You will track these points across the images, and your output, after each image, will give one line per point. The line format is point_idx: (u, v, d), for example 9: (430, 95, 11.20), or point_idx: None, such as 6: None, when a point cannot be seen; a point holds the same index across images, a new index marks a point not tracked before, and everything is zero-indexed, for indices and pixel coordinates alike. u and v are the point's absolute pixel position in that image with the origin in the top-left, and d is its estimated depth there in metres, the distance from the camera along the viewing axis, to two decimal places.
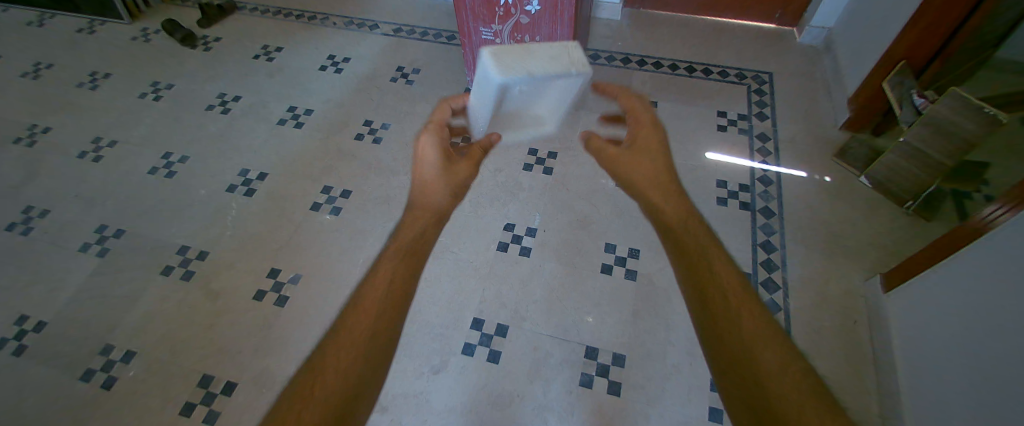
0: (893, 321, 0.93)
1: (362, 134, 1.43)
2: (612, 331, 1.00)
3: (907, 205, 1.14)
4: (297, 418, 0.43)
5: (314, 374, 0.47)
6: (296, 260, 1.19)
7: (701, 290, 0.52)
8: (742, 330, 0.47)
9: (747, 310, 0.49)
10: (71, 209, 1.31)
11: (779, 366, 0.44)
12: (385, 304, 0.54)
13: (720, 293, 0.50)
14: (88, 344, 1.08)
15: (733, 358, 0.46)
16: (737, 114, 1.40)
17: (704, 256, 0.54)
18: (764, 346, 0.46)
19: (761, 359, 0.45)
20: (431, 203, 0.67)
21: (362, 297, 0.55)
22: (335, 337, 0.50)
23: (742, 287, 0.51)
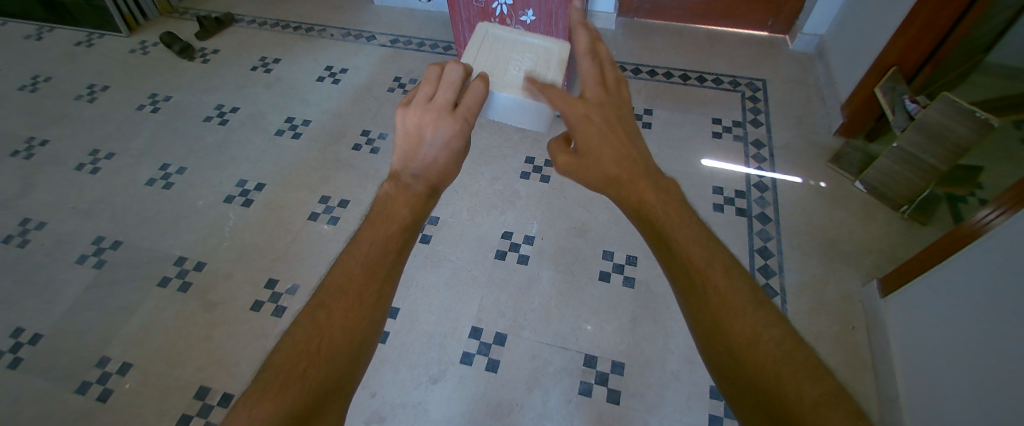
0: (891, 325, 0.93)
1: (360, 144, 1.44)
2: (611, 338, 1.00)
3: (902, 209, 1.16)
4: (301, 376, 0.39)
5: (315, 330, 0.42)
6: (294, 270, 1.19)
7: (665, 259, 0.46)
8: (710, 298, 0.42)
9: (717, 279, 0.43)
10: (68, 221, 1.31)
11: (753, 333, 0.39)
12: (385, 254, 0.48)
13: (684, 271, 0.44)
14: (83, 356, 1.07)
15: (707, 330, 0.41)
16: (732, 121, 1.41)
17: (666, 221, 0.47)
18: (738, 309, 0.41)
19: (732, 327, 0.40)
20: (424, 165, 0.54)
21: (358, 245, 0.48)
22: (333, 286, 0.45)
23: (707, 252, 0.45)
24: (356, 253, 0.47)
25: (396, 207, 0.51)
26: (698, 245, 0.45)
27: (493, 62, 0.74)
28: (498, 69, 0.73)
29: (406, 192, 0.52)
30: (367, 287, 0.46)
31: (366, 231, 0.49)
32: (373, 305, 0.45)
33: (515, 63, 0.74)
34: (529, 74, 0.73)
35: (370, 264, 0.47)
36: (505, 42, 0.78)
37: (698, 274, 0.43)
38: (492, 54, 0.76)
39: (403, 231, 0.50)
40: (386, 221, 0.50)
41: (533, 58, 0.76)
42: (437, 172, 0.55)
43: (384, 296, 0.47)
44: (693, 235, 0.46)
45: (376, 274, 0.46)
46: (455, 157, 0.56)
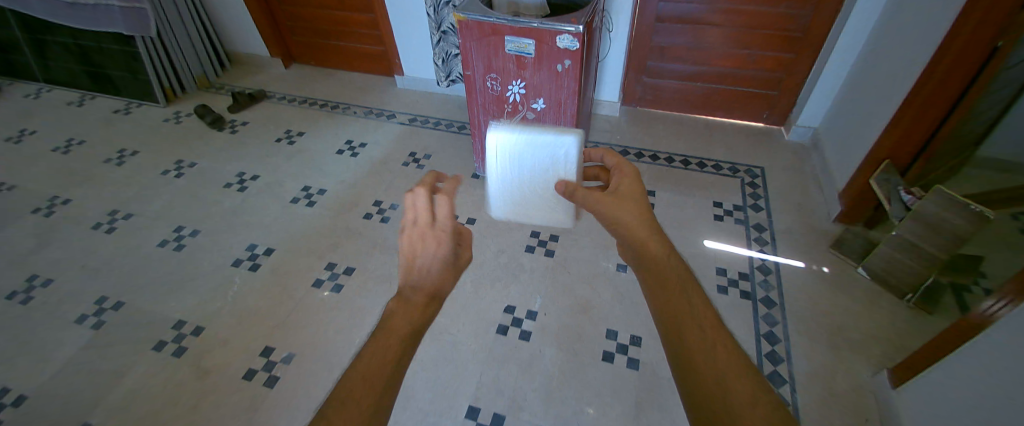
0: (908, 422, 0.88)
1: (371, 213, 1.49)
2: (613, 424, 0.95)
3: (907, 298, 1.14)
4: None
5: None
6: (292, 339, 1.17)
7: (677, 318, 0.53)
8: (719, 359, 0.49)
9: (722, 345, 0.50)
10: (75, 279, 1.33)
11: (750, 400, 0.46)
12: (388, 364, 0.51)
13: (696, 328, 0.52)
14: (61, 422, 1.03)
15: (708, 390, 0.47)
16: (732, 205, 1.46)
17: (682, 288, 0.56)
18: (739, 376, 0.48)
19: (734, 389, 0.47)
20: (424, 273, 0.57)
21: (363, 356, 0.51)
22: (339, 398, 0.47)
23: (715, 322, 0.53)
24: (358, 380, 0.49)
25: (399, 322, 0.53)
26: (721, 347, 0.50)
27: (511, 192, 0.82)
28: (517, 200, 0.82)
29: (410, 306, 0.55)
30: (367, 400, 0.48)
31: (371, 344, 0.52)
32: (369, 421, 0.47)
33: (532, 189, 0.80)
34: (546, 203, 0.82)
35: (371, 377, 0.49)
36: (516, 159, 0.78)
37: (708, 339, 0.51)
38: (507, 179, 0.80)
39: (405, 345, 0.53)
40: (388, 338, 0.52)
41: (547, 174, 0.78)
42: (433, 283, 0.57)
43: (382, 411, 0.48)
44: (703, 306, 0.54)
45: (376, 382, 0.49)
46: (450, 271, 0.58)
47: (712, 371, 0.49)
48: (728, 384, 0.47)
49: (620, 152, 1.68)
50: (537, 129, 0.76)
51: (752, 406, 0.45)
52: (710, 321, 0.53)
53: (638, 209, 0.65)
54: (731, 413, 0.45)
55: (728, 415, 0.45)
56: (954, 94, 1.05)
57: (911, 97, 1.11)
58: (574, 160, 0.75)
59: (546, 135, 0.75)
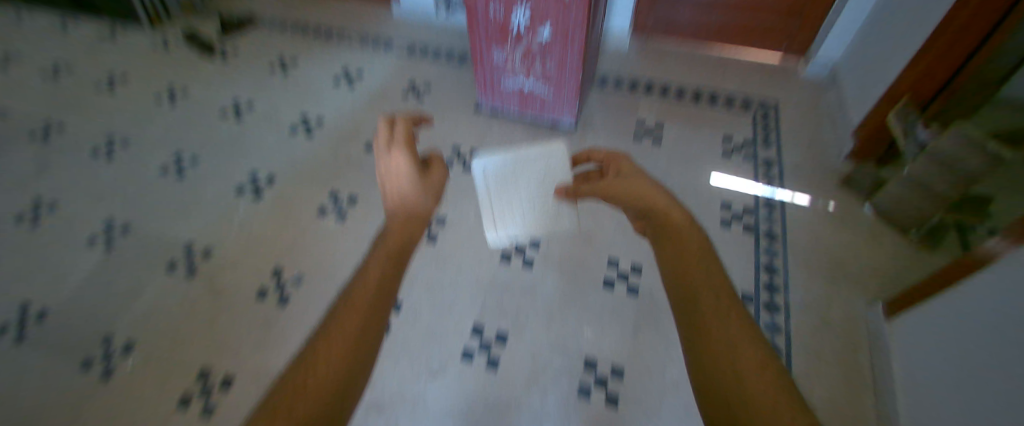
0: (894, 347, 0.92)
1: (372, 143, 1.46)
2: (612, 345, 1.00)
3: (910, 235, 1.15)
4: (291, 403, 0.45)
5: (308, 364, 0.50)
6: (301, 261, 1.20)
7: (692, 284, 0.57)
8: (730, 322, 0.52)
9: (734, 310, 0.53)
10: (81, 202, 1.34)
11: (758, 360, 0.48)
12: (372, 299, 0.59)
13: (710, 295, 0.55)
14: (85, 335, 1.08)
15: (716, 349, 0.50)
16: (742, 140, 1.42)
17: (699, 257, 0.60)
18: (749, 339, 0.50)
19: (743, 350, 0.49)
20: (408, 207, 0.75)
21: (351, 293, 0.60)
22: (326, 332, 0.54)
23: (729, 292, 0.56)
24: (344, 311, 0.57)
25: (379, 260, 0.66)
26: (733, 312, 0.53)
27: (514, 206, 1.10)
28: (522, 213, 1.09)
29: (392, 237, 0.71)
30: (354, 331, 0.55)
31: (362, 275, 0.63)
32: (358, 344, 0.54)
33: (530, 200, 1.08)
34: (547, 212, 1.08)
35: (360, 316, 0.56)
36: (515, 178, 1.11)
37: (720, 304, 0.54)
38: (509, 192, 1.09)
39: (386, 278, 0.64)
40: (370, 274, 0.63)
41: (543, 182, 1.07)
42: (409, 211, 0.75)
43: (368, 330, 0.56)
44: (718, 277, 0.58)
45: (361, 307, 0.58)
46: (422, 198, 0.77)
47: (721, 335, 0.51)
48: (737, 344, 0.50)
49: (629, 84, 1.60)
50: (526, 152, 1.12)
51: (759, 368, 0.47)
52: (724, 289, 0.56)
53: (659, 191, 0.71)
54: (739, 372, 0.47)
55: (735, 373, 0.47)
56: (983, 28, 0.98)
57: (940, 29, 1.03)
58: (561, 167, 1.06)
59: (535, 154, 1.10)
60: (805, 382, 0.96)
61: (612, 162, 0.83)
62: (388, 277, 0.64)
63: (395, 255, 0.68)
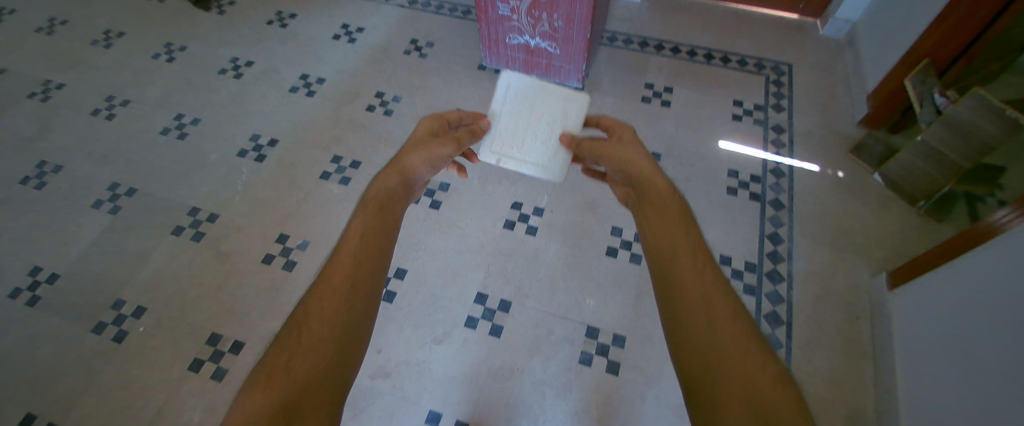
0: (895, 318, 0.93)
1: (373, 106, 1.42)
2: (614, 312, 1.01)
3: (919, 205, 1.13)
4: (286, 364, 0.47)
5: (299, 323, 0.51)
6: (305, 228, 1.20)
7: (668, 246, 0.59)
8: (704, 280, 0.54)
9: (708, 268, 0.55)
10: (85, 165, 1.33)
11: (730, 314, 0.51)
12: (360, 254, 0.60)
13: (687, 254, 0.57)
14: (100, 297, 1.11)
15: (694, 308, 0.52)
16: (754, 105, 1.37)
17: (675, 219, 0.61)
18: (720, 293, 0.53)
19: (715, 304, 0.51)
20: (406, 165, 0.72)
21: (339, 251, 0.60)
22: (315, 290, 0.55)
23: (704, 251, 0.58)
24: (333, 266, 0.58)
25: (363, 210, 0.65)
26: (707, 269, 0.55)
27: (514, 132, 0.88)
28: (520, 142, 0.88)
29: (379, 187, 0.69)
30: (346, 290, 0.56)
31: (349, 232, 0.62)
32: (350, 303, 0.55)
33: (534, 134, 0.87)
34: (542, 151, 0.87)
35: (350, 275, 0.57)
36: (527, 106, 0.88)
37: (694, 263, 0.56)
38: (517, 119, 0.88)
39: (373, 228, 0.63)
40: (354, 226, 0.63)
41: (552, 125, 0.87)
42: (400, 159, 0.72)
43: (357, 286, 0.57)
44: (692, 238, 0.59)
45: (347, 265, 0.58)
46: (417, 148, 0.74)
47: (696, 292, 0.53)
48: (710, 300, 0.52)
49: (639, 43, 1.54)
50: (550, 85, 0.88)
51: (728, 320, 0.50)
52: (700, 249, 0.58)
53: (637, 151, 0.71)
54: (710, 325, 0.50)
55: (709, 328, 0.50)
56: None
57: None
58: (578, 117, 0.86)
59: (556, 92, 0.88)
60: (805, 352, 0.98)
61: (612, 128, 0.77)
62: (376, 228, 0.63)
63: (381, 203, 0.66)
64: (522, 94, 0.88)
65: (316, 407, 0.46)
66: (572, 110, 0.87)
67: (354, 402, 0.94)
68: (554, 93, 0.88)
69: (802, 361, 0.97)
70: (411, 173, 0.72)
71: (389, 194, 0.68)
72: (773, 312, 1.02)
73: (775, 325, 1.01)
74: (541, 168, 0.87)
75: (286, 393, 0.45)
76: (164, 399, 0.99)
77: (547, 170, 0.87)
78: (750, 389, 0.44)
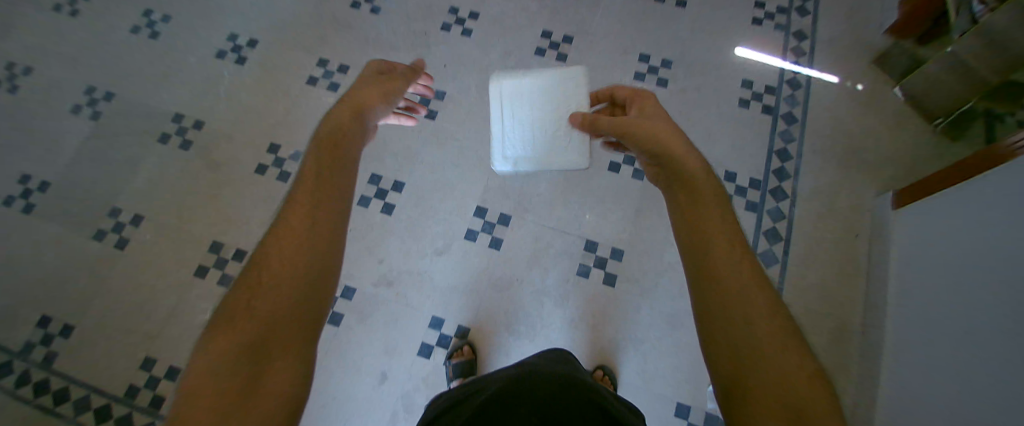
0: (896, 237, 0.94)
1: (358, 3, 1.26)
2: (613, 227, 1.02)
3: (936, 123, 1.08)
4: (247, 305, 0.47)
5: (261, 265, 0.50)
6: (296, 137, 1.15)
7: (699, 234, 0.54)
8: (742, 272, 0.50)
9: (744, 260, 0.51)
10: (55, 67, 1.23)
11: (768, 309, 0.48)
12: (320, 196, 0.56)
13: (722, 242, 0.53)
14: (96, 206, 1.09)
15: (727, 301, 0.49)
16: (778, 7, 1.23)
17: (705, 203, 0.56)
18: (759, 288, 0.49)
19: (752, 297, 0.48)
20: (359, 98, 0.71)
21: (295, 193, 0.57)
22: (274, 231, 0.53)
23: (740, 241, 0.53)
24: (291, 207, 0.55)
25: (315, 149, 0.62)
26: (744, 261, 0.51)
27: (526, 136, 0.87)
28: (534, 143, 0.87)
29: (330, 127, 0.65)
30: (303, 234, 0.52)
31: (307, 171, 0.59)
32: (312, 243, 0.52)
33: (544, 128, 0.86)
34: (560, 143, 0.86)
35: (309, 216, 0.54)
36: (528, 102, 0.87)
37: (730, 254, 0.52)
38: (524, 122, 0.87)
39: (326, 168, 0.60)
40: (307, 167, 0.59)
41: (557, 110, 0.85)
42: (353, 97, 0.70)
43: (319, 225, 0.54)
44: (728, 229, 0.54)
45: (303, 203, 0.55)
46: (364, 89, 0.72)
47: (734, 283, 0.49)
48: (747, 292, 0.49)
49: None
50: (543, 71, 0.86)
51: (763, 322, 0.47)
52: (736, 238, 0.53)
53: (664, 128, 0.65)
54: (747, 324, 0.47)
55: (743, 321, 0.47)
56: None
57: None
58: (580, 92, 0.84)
59: (552, 75, 0.86)
60: (798, 266, 1.01)
61: (632, 99, 0.74)
62: (332, 167, 0.60)
63: (334, 141, 0.63)
64: (519, 90, 0.87)
65: (281, 350, 0.46)
66: (570, 89, 0.85)
67: (360, 307, 0.98)
68: (551, 79, 0.86)
69: (795, 276, 1.00)
70: (365, 111, 0.70)
71: (341, 131, 0.65)
72: (772, 228, 1.03)
73: (773, 240, 1.03)
74: (563, 161, 0.87)
75: (253, 334, 0.45)
76: (178, 303, 1.03)
77: (570, 160, 0.86)
78: (782, 386, 0.43)
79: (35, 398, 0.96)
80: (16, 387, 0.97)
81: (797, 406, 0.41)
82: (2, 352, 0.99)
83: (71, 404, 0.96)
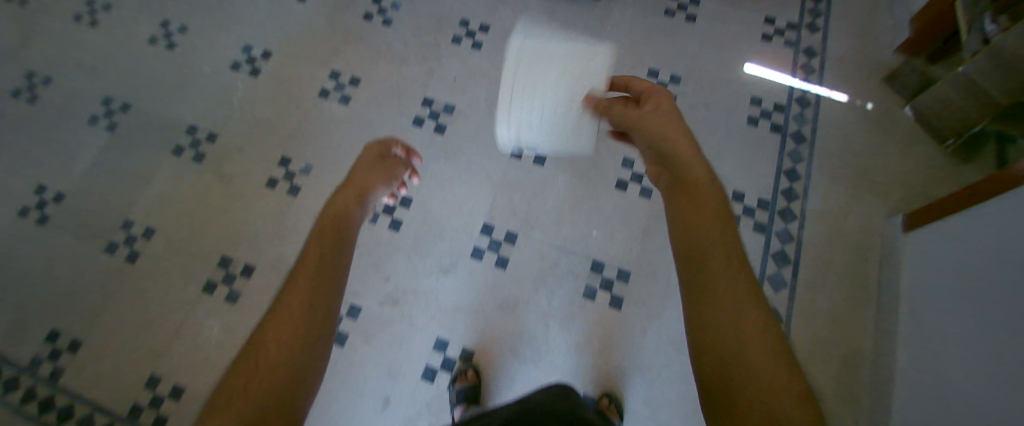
0: (906, 262, 0.92)
1: (371, 14, 1.28)
2: (620, 247, 1.01)
3: (947, 144, 1.06)
4: (245, 387, 0.47)
5: (259, 347, 0.51)
6: (307, 151, 1.16)
7: (699, 243, 0.55)
8: (739, 283, 0.50)
9: (743, 274, 0.51)
10: (75, 79, 1.26)
11: (760, 324, 0.47)
12: (317, 277, 0.61)
13: (723, 252, 0.53)
14: (110, 218, 1.11)
15: (718, 308, 0.49)
16: (788, 22, 1.23)
17: (706, 214, 0.56)
18: (752, 302, 0.49)
19: (745, 311, 0.48)
20: (361, 181, 0.77)
21: (296, 274, 0.61)
22: (273, 313, 0.55)
23: (740, 256, 0.53)
24: (290, 289, 0.58)
25: (318, 234, 0.68)
26: (741, 275, 0.51)
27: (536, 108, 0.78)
28: (543, 120, 0.78)
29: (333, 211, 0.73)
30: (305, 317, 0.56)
31: (311, 250, 0.64)
32: (310, 324, 0.55)
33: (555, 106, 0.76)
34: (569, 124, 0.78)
35: (309, 298, 0.57)
36: (545, 68, 0.76)
37: (729, 265, 0.52)
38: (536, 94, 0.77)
39: (330, 252, 0.65)
40: (311, 248, 0.65)
41: (573, 87, 0.75)
42: (357, 183, 0.77)
43: (316, 307, 0.57)
44: (731, 243, 0.54)
45: (303, 284, 0.59)
46: (366, 175, 0.79)
47: (728, 294, 0.49)
48: (741, 304, 0.49)
49: None
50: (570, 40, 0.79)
51: (761, 336, 0.46)
52: (737, 252, 0.53)
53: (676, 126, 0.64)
54: (741, 335, 0.47)
55: (736, 332, 0.47)
56: None
57: None
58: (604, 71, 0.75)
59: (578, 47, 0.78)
60: (807, 290, 0.99)
61: (648, 94, 0.71)
62: (334, 248, 0.66)
63: (336, 228, 0.69)
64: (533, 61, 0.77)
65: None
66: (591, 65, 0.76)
67: (366, 327, 0.98)
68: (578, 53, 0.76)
69: (803, 299, 0.99)
70: (366, 195, 0.77)
71: (343, 217, 0.72)
72: (780, 251, 1.02)
73: (782, 263, 1.01)
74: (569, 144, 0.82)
75: (247, 410, 0.45)
76: (186, 317, 1.04)
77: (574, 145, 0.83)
78: (766, 393, 0.42)
79: (42, 414, 0.98)
80: (23, 402, 0.98)
81: (780, 415, 0.40)
82: (13, 365, 1.01)
83: (76, 420, 0.97)
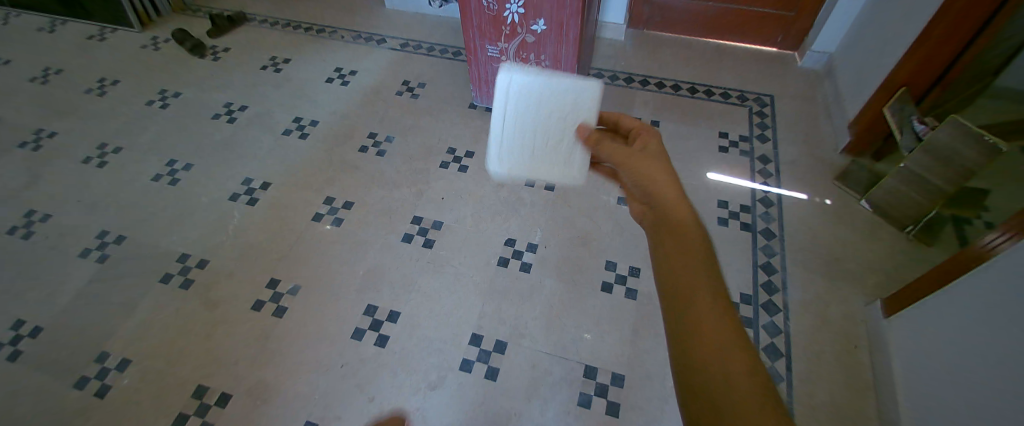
0: (894, 347, 0.92)
1: (367, 146, 1.43)
2: (612, 350, 0.99)
3: (907, 229, 1.14)
4: None
5: None
6: (297, 271, 1.18)
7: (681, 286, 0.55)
8: (722, 326, 0.51)
9: (727, 318, 0.52)
10: (75, 214, 1.32)
11: (747, 372, 0.48)
12: None
13: (708, 294, 0.54)
14: (81, 350, 1.07)
15: (705, 354, 0.50)
16: (739, 136, 1.40)
17: (689, 255, 0.58)
18: (738, 349, 0.50)
19: (730, 358, 0.49)
20: None
21: None
22: None
23: (724, 298, 0.54)
24: None
25: None
26: (725, 318, 0.52)
27: (525, 146, 0.92)
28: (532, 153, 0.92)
29: None
30: None
31: None
32: None
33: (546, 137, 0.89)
34: (561, 156, 0.89)
35: None
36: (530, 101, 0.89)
37: (714, 309, 0.53)
38: (527, 125, 0.90)
39: None
40: None
41: (564, 121, 0.86)
42: None
43: None
44: (713, 284, 0.55)
45: None
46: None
47: (713, 341, 0.50)
48: (727, 352, 0.49)
49: (625, 80, 1.57)
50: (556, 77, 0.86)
51: (746, 384, 0.47)
52: (720, 295, 0.54)
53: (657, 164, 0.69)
54: (728, 385, 0.47)
55: (723, 380, 0.48)
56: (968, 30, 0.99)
57: (921, 37, 1.05)
58: (592, 103, 0.83)
59: (564, 82, 0.85)
60: (807, 384, 0.96)
61: (637, 132, 0.75)
62: None
63: None
64: (528, 94, 0.89)
65: None
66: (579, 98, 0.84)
67: None
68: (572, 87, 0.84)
69: (806, 395, 0.94)
70: None
71: None
72: (771, 345, 1.01)
73: (775, 357, 0.99)
74: (564, 174, 0.90)
75: None
76: None
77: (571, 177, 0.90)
78: None
79: None
80: None
81: None
82: None
83: None
